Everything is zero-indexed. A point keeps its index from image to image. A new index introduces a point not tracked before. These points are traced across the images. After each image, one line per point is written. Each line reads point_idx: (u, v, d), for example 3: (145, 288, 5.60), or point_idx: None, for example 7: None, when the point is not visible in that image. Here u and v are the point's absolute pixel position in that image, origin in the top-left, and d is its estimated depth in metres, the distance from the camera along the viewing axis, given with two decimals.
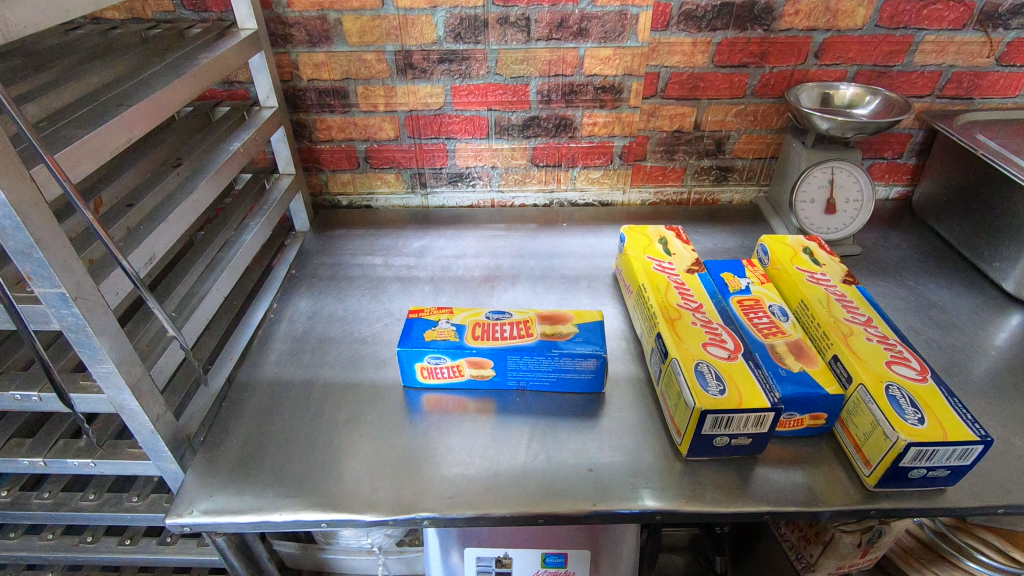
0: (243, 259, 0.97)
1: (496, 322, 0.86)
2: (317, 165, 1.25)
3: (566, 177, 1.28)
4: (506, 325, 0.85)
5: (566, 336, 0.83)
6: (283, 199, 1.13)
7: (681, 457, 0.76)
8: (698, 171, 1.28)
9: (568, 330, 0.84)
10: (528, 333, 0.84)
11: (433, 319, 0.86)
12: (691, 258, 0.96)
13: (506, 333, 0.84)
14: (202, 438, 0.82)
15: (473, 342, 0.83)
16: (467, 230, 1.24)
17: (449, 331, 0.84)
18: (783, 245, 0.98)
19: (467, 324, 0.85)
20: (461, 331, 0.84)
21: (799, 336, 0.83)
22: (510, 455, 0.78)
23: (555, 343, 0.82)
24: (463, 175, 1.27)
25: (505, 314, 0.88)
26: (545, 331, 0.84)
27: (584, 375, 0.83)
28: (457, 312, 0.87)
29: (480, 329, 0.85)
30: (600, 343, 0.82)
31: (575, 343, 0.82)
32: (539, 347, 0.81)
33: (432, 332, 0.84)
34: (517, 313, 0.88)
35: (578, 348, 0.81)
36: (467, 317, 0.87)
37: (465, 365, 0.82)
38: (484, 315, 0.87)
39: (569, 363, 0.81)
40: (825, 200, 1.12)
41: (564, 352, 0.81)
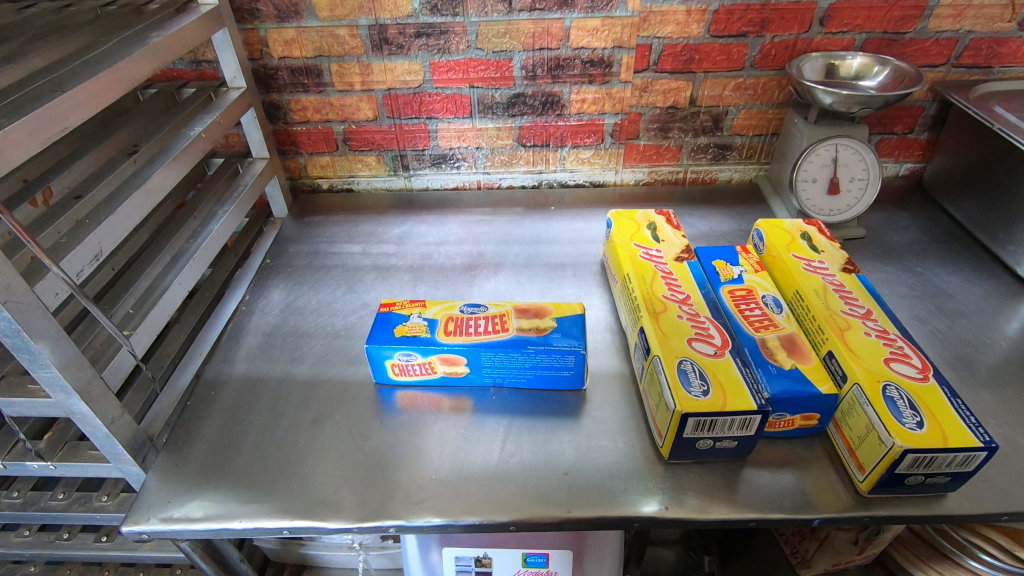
0: (210, 250, 0.93)
1: (471, 316, 0.81)
2: (294, 148, 1.19)
3: (555, 158, 1.22)
4: (481, 319, 0.81)
5: (543, 331, 0.78)
6: (256, 185, 1.09)
7: (663, 460, 0.72)
8: (695, 149, 1.21)
9: (546, 324, 0.79)
10: (503, 327, 0.79)
11: (405, 313, 0.82)
12: (681, 245, 0.91)
13: (481, 328, 0.79)
14: (165, 440, 0.79)
15: (445, 338, 0.78)
16: (450, 214, 1.19)
17: (420, 327, 0.80)
18: (779, 230, 0.92)
19: (440, 318, 0.81)
20: (433, 326, 0.80)
21: (793, 329, 0.77)
22: (483, 457, 0.74)
23: (531, 338, 0.77)
24: (447, 157, 1.21)
25: (480, 307, 0.83)
26: (521, 326, 0.79)
27: (562, 373, 0.78)
28: (430, 305, 0.83)
29: (453, 323, 0.80)
30: (578, 339, 0.77)
31: (552, 338, 0.77)
32: (513, 344, 0.76)
33: (402, 328, 0.79)
34: (494, 306, 0.83)
35: (556, 344, 0.76)
36: (441, 310, 0.82)
37: (437, 362, 0.78)
38: (458, 308, 0.82)
39: (545, 359, 0.77)
40: (828, 178, 1.05)
41: (540, 348, 0.76)
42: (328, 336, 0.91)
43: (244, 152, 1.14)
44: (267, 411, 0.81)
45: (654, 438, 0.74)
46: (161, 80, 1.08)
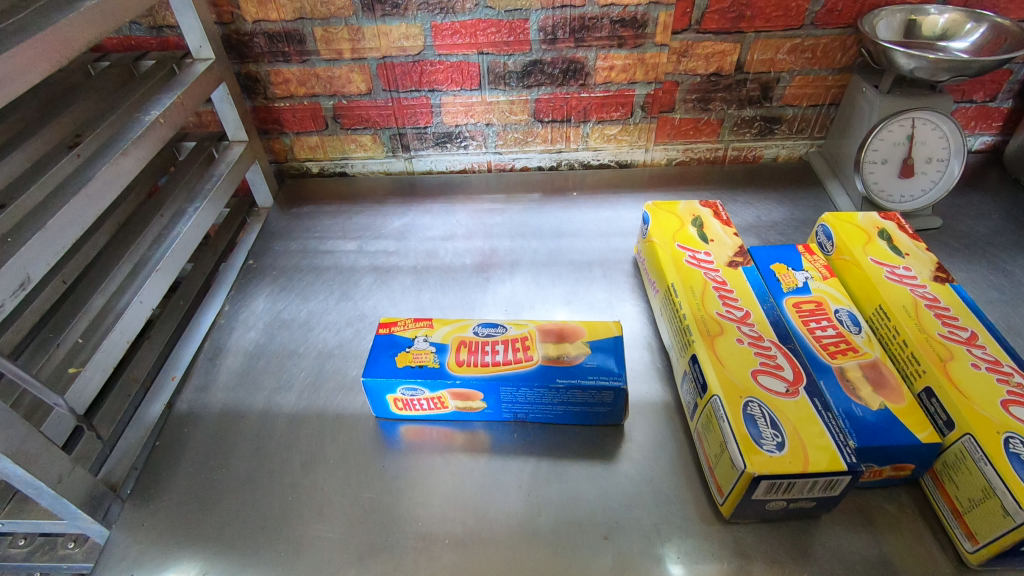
0: (178, 257, 0.79)
1: (487, 341, 0.68)
2: (277, 128, 1.03)
3: (577, 135, 1.06)
4: (499, 344, 0.68)
5: (574, 360, 0.65)
6: (233, 173, 0.94)
7: (722, 518, 0.60)
8: (738, 123, 1.05)
9: (577, 351, 0.66)
10: (526, 355, 0.66)
11: (408, 336, 0.69)
12: (734, 246, 0.77)
13: (499, 356, 0.66)
14: (131, 488, 0.67)
15: (457, 368, 0.65)
16: (458, 202, 1.04)
17: (427, 354, 0.67)
18: (851, 227, 0.77)
19: (451, 343, 0.68)
20: (443, 353, 0.67)
21: (877, 355, 0.64)
22: (503, 512, 0.61)
23: (560, 369, 0.64)
24: (452, 135, 1.05)
25: (498, 328, 0.70)
26: (548, 353, 0.66)
27: (597, 409, 0.65)
28: (438, 326, 0.70)
29: (466, 350, 0.67)
30: (618, 370, 0.64)
31: (586, 370, 0.64)
32: (539, 377, 0.64)
33: (405, 356, 0.66)
34: (514, 326, 0.70)
35: (591, 378, 0.63)
36: (451, 332, 0.69)
37: (448, 397, 0.66)
38: (472, 330, 0.69)
39: (578, 396, 0.64)
40: (901, 159, 0.89)
41: (571, 383, 0.63)
42: (319, 356, 0.78)
43: (219, 134, 0.99)
44: (248, 451, 0.68)
45: (709, 489, 0.61)
46: (118, 50, 0.92)
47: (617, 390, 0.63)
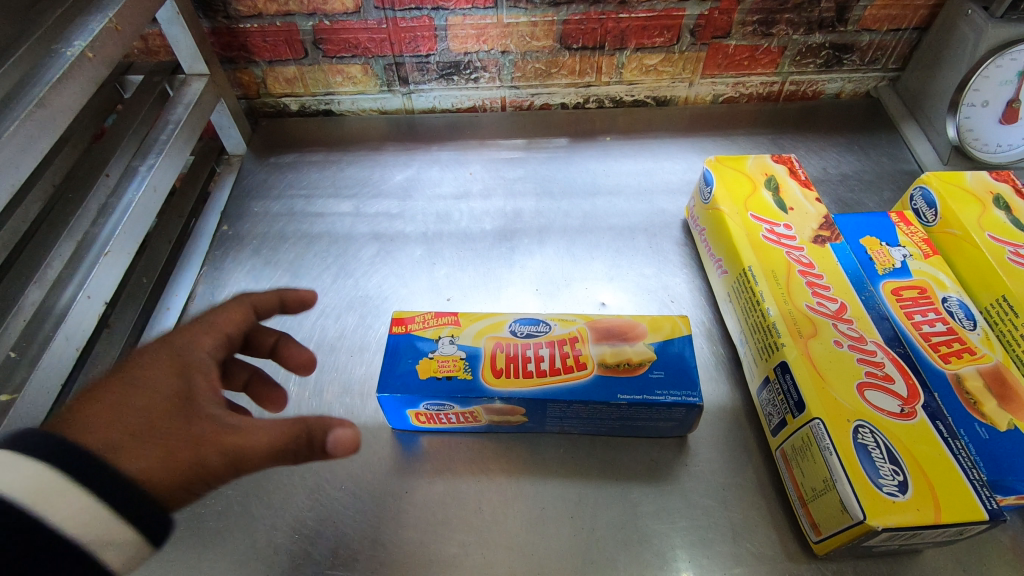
0: (133, 232, 0.64)
1: (528, 342, 0.56)
2: (244, 55, 0.83)
3: (610, 65, 0.86)
4: (544, 349, 0.55)
5: (637, 369, 0.53)
6: (195, 116, 0.75)
7: (812, 553, 0.51)
8: (803, 51, 0.86)
9: (640, 356, 0.54)
10: (579, 362, 0.54)
11: (430, 337, 0.56)
12: (818, 217, 0.64)
13: (544, 363, 0.54)
14: None
15: (493, 380, 0.53)
16: (469, 149, 0.88)
17: (455, 362, 0.54)
18: (958, 191, 0.64)
19: (484, 348, 0.56)
20: (476, 360, 0.55)
21: (999, 358, 0.53)
22: (554, 549, 0.52)
23: (622, 381, 0.53)
24: (460, 65, 0.85)
25: (540, 327, 0.58)
26: (605, 359, 0.54)
27: (660, 422, 0.55)
28: (466, 325, 0.58)
29: (504, 356, 0.55)
30: (690, 381, 0.53)
31: (652, 381, 0.53)
32: (596, 392, 0.52)
33: (428, 364, 0.54)
34: (559, 324, 0.58)
35: (659, 392, 0.52)
36: (483, 332, 0.57)
37: (483, 412, 0.54)
38: (508, 329, 0.57)
39: (642, 412, 0.53)
40: (1005, 101, 0.74)
41: (636, 400, 0.51)
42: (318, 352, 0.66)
43: (172, 65, 0.80)
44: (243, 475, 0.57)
45: (797, 518, 0.52)
46: None
47: (691, 406, 0.52)
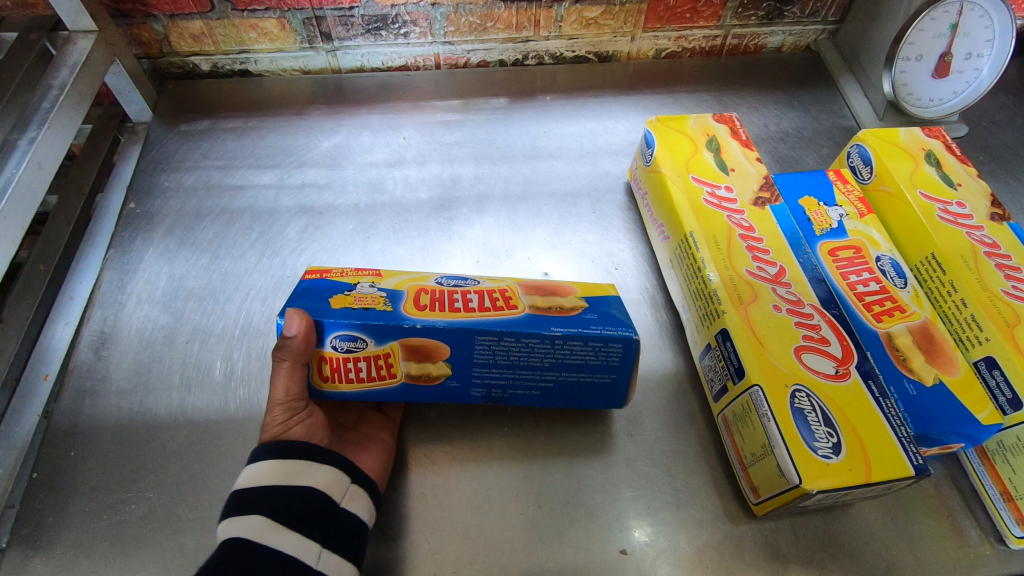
0: (15, 218, 0.56)
1: (455, 290, 0.52)
2: (139, 8, 0.73)
3: (548, 18, 0.81)
4: (471, 293, 0.51)
5: (570, 311, 0.51)
6: (84, 81, 0.66)
7: (752, 514, 0.52)
8: (745, 3, 0.83)
9: (572, 303, 0.51)
10: (509, 303, 0.50)
11: (347, 282, 0.51)
12: (758, 177, 0.63)
13: (473, 305, 0.50)
14: (8, 535, 0.51)
15: (416, 313, 0.48)
16: (401, 111, 0.83)
17: (374, 299, 0.49)
18: (892, 148, 0.64)
19: (407, 290, 0.51)
20: (398, 298, 0.50)
21: (927, 315, 0.54)
22: (500, 529, 0.51)
23: (556, 319, 0.49)
24: (387, 19, 0.78)
25: (466, 280, 0.54)
26: (536, 302, 0.51)
27: (596, 370, 0.51)
28: (389, 275, 0.53)
29: (428, 296, 0.51)
30: (625, 324, 0.50)
31: (587, 320, 0.50)
32: (529, 326, 0.48)
33: (344, 300, 0.49)
34: (489, 279, 0.55)
35: (594, 327, 0.49)
36: (406, 279, 0.53)
37: (401, 357, 0.48)
38: (434, 281, 0.53)
39: (577, 350, 0.49)
40: (938, 55, 0.74)
41: (571, 333, 0.48)
42: (244, 339, 0.62)
43: (53, 21, 0.70)
44: (166, 477, 0.54)
45: (738, 482, 0.53)
46: None
47: (628, 342, 0.49)
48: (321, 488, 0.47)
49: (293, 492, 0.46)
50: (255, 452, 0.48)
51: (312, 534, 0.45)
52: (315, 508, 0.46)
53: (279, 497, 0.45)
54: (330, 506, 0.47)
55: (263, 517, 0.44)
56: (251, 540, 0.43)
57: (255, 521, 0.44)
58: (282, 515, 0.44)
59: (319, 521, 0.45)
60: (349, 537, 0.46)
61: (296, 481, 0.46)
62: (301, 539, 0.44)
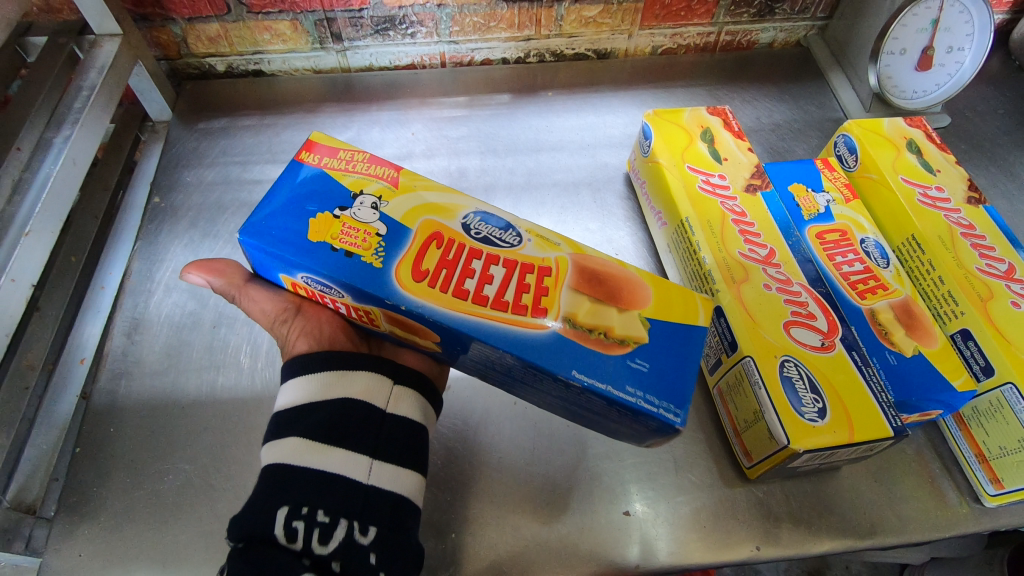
0: (54, 210, 0.59)
1: (479, 250, 0.49)
2: (160, 12, 0.77)
3: (549, 18, 0.85)
4: (495, 270, 0.48)
5: (615, 347, 0.47)
6: (111, 81, 0.70)
7: (745, 478, 0.56)
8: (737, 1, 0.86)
9: (626, 333, 0.47)
10: (540, 310, 0.47)
11: (348, 191, 0.51)
12: (749, 166, 0.67)
13: (492, 289, 0.47)
14: (56, 505, 0.55)
15: (399, 284, 0.46)
16: (409, 107, 0.86)
17: (362, 239, 0.48)
18: (876, 137, 0.68)
19: (413, 236, 0.49)
20: (394, 235, 0.49)
21: (907, 293, 0.58)
22: (513, 495, 0.55)
23: (591, 352, 0.46)
24: (395, 20, 0.81)
25: (502, 240, 0.50)
26: (576, 317, 0.47)
27: (614, 417, 0.49)
28: (398, 192, 0.51)
29: (432, 244, 0.48)
30: (672, 388, 0.46)
31: (630, 374, 0.46)
32: (549, 357, 0.45)
33: (327, 217, 0.48)
34: (534, 247, 0.51)
35: (630, 389, 0.45)
36: (420, 210, 0.51)
37: (382, 318, 0.49)
38: (456, 227, 0.50)
39: (599, 401, 0.47)
40: (921, 49, 0.78)
41: (595, 388, 0.45)
42: None
43: (79, 25, 0.73)
44: (200, 449, 0.58)
45: (732, 448, 0.57)
46: None
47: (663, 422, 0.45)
48: (357, 396, 0.51)
49: (331, 405, 0.50)
50: (290, 372, 0.52)
51: (358, 449, 0.49)
52: (357, 418, 0.50)
53: (323, 410, 0.50)
54: (373, 412, 0.51)
55: (304, 440, 0.48)
56: (296, 464, 0.47)
57: (295, 443, 0.48)
58: (324, 431, 0.48)
59: (365, 428, 0.50)
60: (398, 440, 0.51)
61: (333, 393, 0.51)
62: (345, 455, 0.48)
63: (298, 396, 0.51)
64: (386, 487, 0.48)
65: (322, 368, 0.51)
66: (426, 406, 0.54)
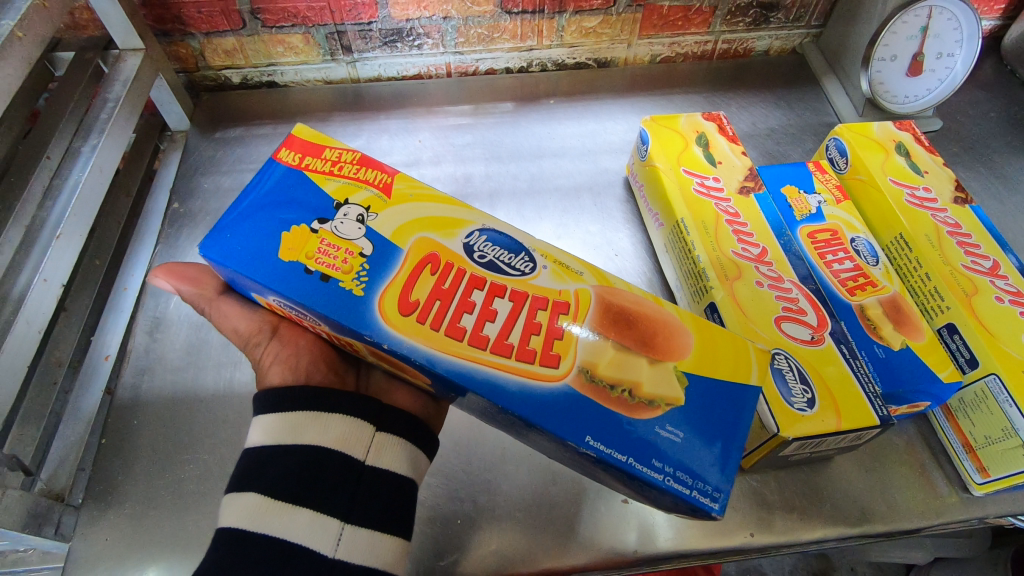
0: (82, 216, 0.63)
1: (481, 278, 0.47)
2: (179, 27, 0.81)
3: (550, 29, 0.88)
4: (500, 306, 0.46)
5: (641, 411, 0.43)
6: (134, 94, 0.74)
7: (740, 469, 0.58)
8: (732, 10, 0.89)
9: (654, 391, 0.44)
10: (555, 359, 0.44)
11: (333, 205, 0.49)
12: (743, 169, 0.69)
13: (496, 329, 0.45)
14: (84, 493, 0.58)
15: (381, 315, 0.44)
16: (416, 116, 0.90)
17: (340, 263, 0.46)
18: (865, 141, 0.71)
19: (403, 262, 0.47)
20: (383, 255, 0.47)
21: (896, 289, 0.60)
22: (517, 485, 0.58)
23: (614, 415, 0.43)
24: (402, 32, 0.85)
25: (512, 268, 0.48)
26: (597, 371, 0.44)
27: (629, 483, 0.46)
28: (390, 205, 0.50)
29: (425, 270, 0.46)
30: (708, 466, 0.42)
31: (655, 445, 0.43)
32: (564, 426, 0.42)
33: (305, 232, 0.47)
34: (550, 277, 0.48)
35: (656, 464, 0.42)
36: (414, 226, 0.49)
37: (364, 349, 0.48)
38: (455, 250, 0.48)
39: (619, 472, 0.44)
40: (910, 55, 0.81)
41: (613, 461, 0.42)
42: None
43: (104, 41, 0.77)
44: (219, 441, 0.61)
45: None
46: None
47: (696, 507, 0.41)
48: (332, 444, 0.48)
49: (303, 452, 0.47)
50: (264, 409, 0.50)
51: (329, 511, 0.46)
52: (331, 471, 0.47)
53: (294, 457, 0.47)
54: (350, 463, 0.48)
55: (269, 499, 0.45)
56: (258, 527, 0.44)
57: (255, 501, 0.45)
58: (294, 485, 0.46)
59: (340, 483, 0.47)
60: (379, 496, 0.48)
61: (306, 439, 0.48)
62: (312, 517, 0.45)
63: (269, 439, 0.48)
64: (357, 556, 0.45)
65: (296, 410, 0.49)
66: (414, 456, 0.52)
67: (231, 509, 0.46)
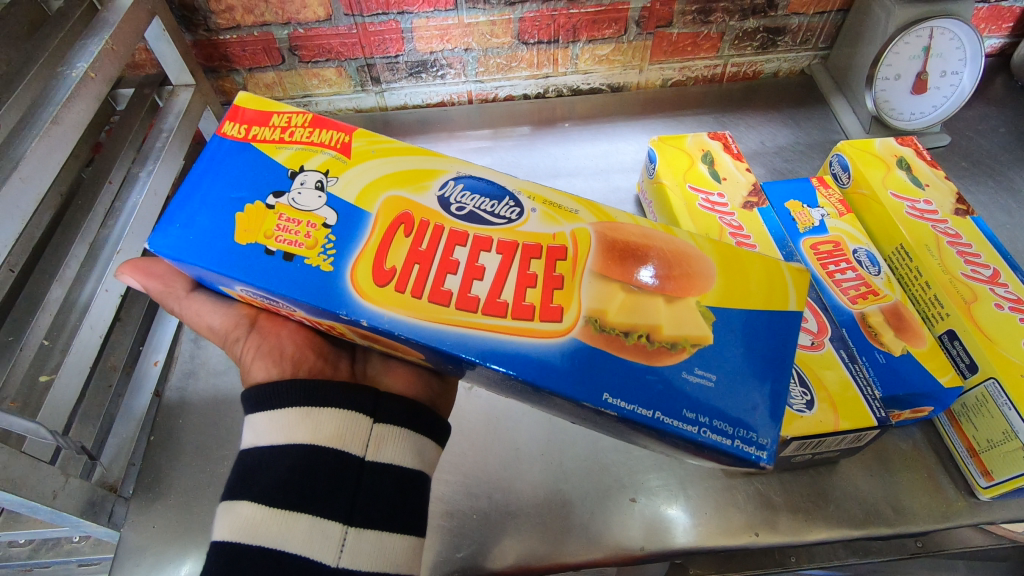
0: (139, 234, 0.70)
1: (460, 229, 0.49)
2: (226, 64, 0.89)
3: (565, 57, 0.94)
4: (481, 264, 0.47)
5: (663, 359, 0.45)
6: (186, 125, 0.81)
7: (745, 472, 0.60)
8: (740, 36, 0.93)
9: (678, 334, 0.46)
10: (560, 314, 0.46)
11: (287, 175, 0.51)
12: (747, 185, 0.73)
13: (483, 287, 0.46)
14: (134, 484, 0.64)
15: (353, 290, 0.46)
16: (439, 140, 0.96)
17: (299, 238, 0.48)
18: (869, 157, 0.73)
19: (372, 225, 0.49)
20: (352, 219, 0.49)
21: (897, 298, 0.62)
22: (530, 483, 0.61)
23: (633, 364, 0.45)
24: (427, 64, 0.92)
25: (497, 217, 0.50)
26: (610, 317, 0.46)
27: (673, 444, 0.47)
28: (348, 166, 0.52)
29: (398, 233, 0.48)
30: (757, 409, 0.44)
31: (683, 400, 0.44)
32: (584, 387, 0.44)
33: (260, 208, 0.49)
34: (538, 221, 0.50)
35: (688, 414, 0.43)
36: (377, 185, 0.51)
37: (348, 332, 0.49)
38: (427, 208, 0.50)
39: (655, 434, 0.45)
40: (914, 74, 0.84)
41: (643, 422, 0.43)
42: None
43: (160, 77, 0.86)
44: None
45: None
46: None
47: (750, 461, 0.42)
48: (324, 442, 0.49)
49: (292, 454, 0.48)
50: (256, 411, 0.51)
51: (327, 513, 0.47)
52: (325, 471, 0.48)
53: (285, 460, 0.48)
54: (343, 460, 0.49)
55: (266, 508, 0.46)
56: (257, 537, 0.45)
57: (251, 511, 0.46)
58: (286, 489, 0.47)
59: (333, 481, 0.48)
60: (373, 490, 0.49)
61: (297, 438, 0.49)
62: (311, 522, 0.46)
63: (263, 440, 0.50)
64: (361, 557, 0.47)
65: (283, 411, 0.50)
66: (414, 449, 0.53)
67: (229, 517, 0.47)
